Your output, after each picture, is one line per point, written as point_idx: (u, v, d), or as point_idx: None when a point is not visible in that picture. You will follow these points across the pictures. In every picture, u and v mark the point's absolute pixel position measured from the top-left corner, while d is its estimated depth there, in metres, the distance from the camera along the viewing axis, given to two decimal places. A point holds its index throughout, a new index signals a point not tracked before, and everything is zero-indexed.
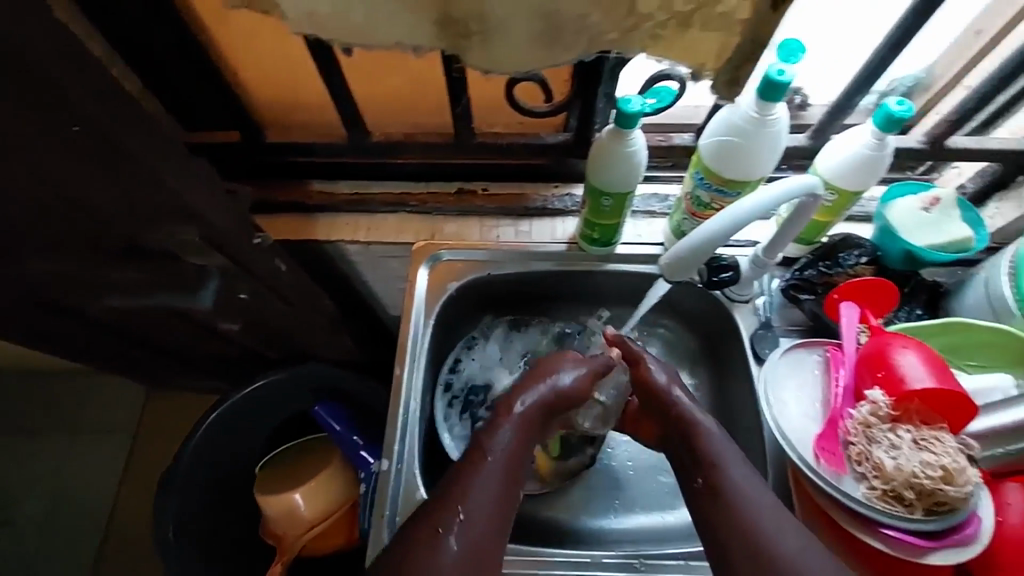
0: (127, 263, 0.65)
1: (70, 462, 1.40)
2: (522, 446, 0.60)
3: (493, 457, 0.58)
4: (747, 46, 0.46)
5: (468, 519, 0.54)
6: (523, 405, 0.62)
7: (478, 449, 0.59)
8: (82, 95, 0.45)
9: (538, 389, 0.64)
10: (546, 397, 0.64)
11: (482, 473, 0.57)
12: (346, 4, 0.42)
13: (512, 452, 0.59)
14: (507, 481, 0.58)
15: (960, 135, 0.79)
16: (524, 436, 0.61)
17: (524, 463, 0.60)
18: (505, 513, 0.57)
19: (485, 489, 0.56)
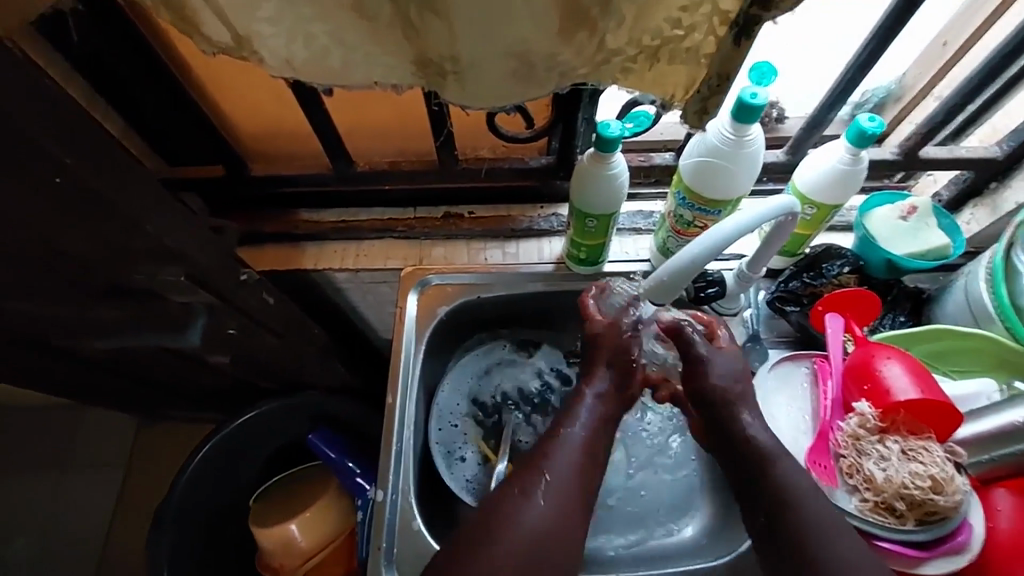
0: (113, 303, 0.64)
1: (61, 499, 1.37)
2: (603, 419, 0.59)
3: (573, 428, 0.58)
4: (713, 80, 0.47)
5: (552, 484, 0.54)
6: (599, 383, 0.61)
7: (563, 420, 0.59)
8: (59, 145, 0.46)
9: (608, 368, 0.62)
10: (615, 379, 0.62)
11: (565, 442, 0.57)
12: (324, 50, 0.43)
13: (597, 429, 0.59)
14: (590, 451, 0.57)
15: (932, 146, 0.81)
16: (607, 411, 0.60)
17: (604, 442, 0.59)
18: (588, 484, 0.57)
19: (571, 458, 0.56)
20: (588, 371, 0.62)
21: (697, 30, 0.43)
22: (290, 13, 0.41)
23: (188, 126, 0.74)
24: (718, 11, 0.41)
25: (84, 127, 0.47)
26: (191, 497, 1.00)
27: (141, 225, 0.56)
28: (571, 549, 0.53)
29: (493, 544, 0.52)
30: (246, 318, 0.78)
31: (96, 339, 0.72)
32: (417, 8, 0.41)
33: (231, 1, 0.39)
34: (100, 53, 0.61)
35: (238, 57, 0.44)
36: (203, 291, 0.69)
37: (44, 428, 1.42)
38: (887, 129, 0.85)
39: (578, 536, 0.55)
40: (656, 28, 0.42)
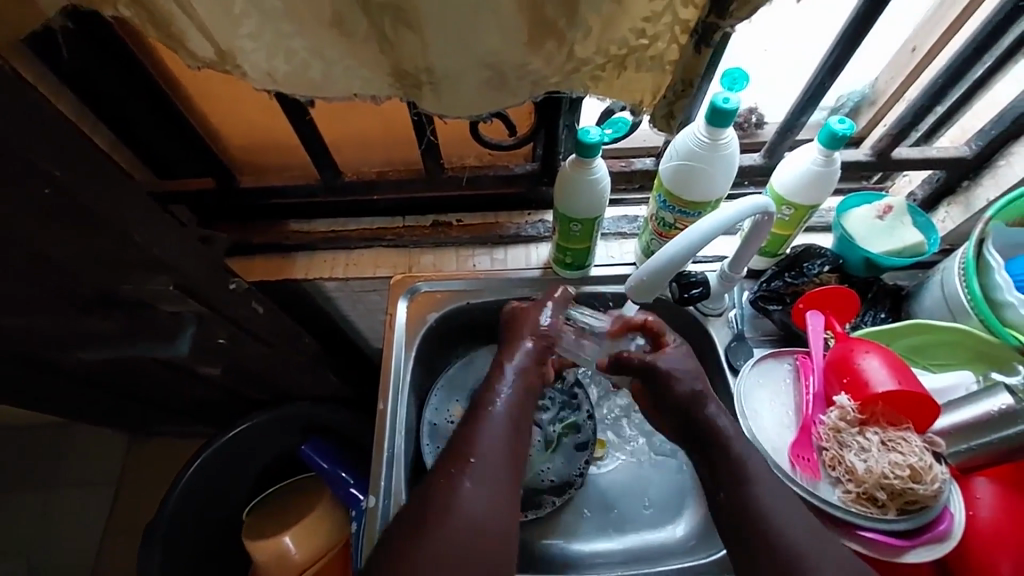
0: (100, 314, 0.65)
1: (52, 518, 1.36)
2: (524, 395, 0.64)
3: (497, 405, 0.62)
4: (679, 86, 0.51)
5: (479, 467, 0.57)
6: (516, 362, 0.66)
7: (487, 396, 0.63)
8: (47, 160, 0.47)
9: (530, 341, 0.68)
10: (533, 350, 0.67)
11: (490, 421, 0.61)
12: (305, 64, 0.45)
13: (517, 405, 0.63)
14: (514, 425, 0.61)
15: (905, 147, 0.83)
16: (527, 379, 0.65)
17: (527, 412, 0.64)
18: (516, 459, 0.60)
19: (496, 438, 0.59)
20: (508, 347, 0.68)
21: (661, 40, 0.45)
22: (271, 29, 0.42)
23: (177, 140, 0.76)
24: (679, 21, 0.43)
25: (70, 142, 0.49)
26: (183, 507, 1.00)
27: (131, 237, 0.57)
28: (503, 530, 0.56)
29: (426, 533, 0.54)
30: (235, 328, 0.79)
31: (86, 350, 0.72)
32: (392, 23, 0.42)
33: (213, 18, 0.41)
34: (87, 71, 0.63)
35: (221, 71, 0.45)
36: (191, 301, 0.69)
37: (35, 445, 1.41)
38: (862, 132, 0.88)
39: (512, 517, 0.57)
40: (622, 38, 0.44)
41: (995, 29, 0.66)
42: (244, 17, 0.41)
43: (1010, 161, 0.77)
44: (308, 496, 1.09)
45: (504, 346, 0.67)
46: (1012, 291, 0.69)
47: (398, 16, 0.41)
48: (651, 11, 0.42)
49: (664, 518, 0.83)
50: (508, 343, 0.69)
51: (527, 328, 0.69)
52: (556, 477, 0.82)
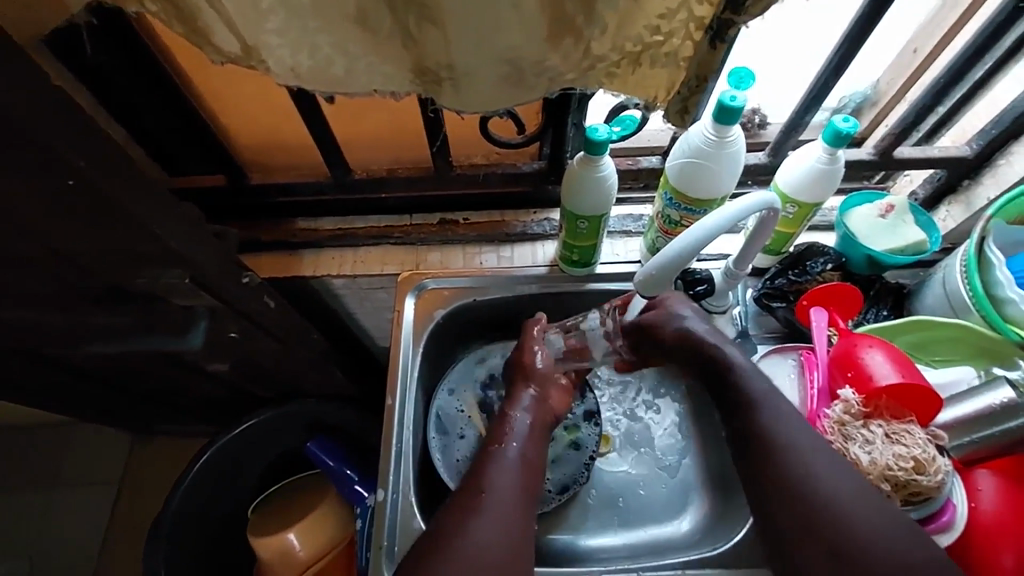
0: (115, 306, 0.66)
1: (55, 517, 1.36)
2: (530, 437, 0.69)
3: (507, 446, 0.66)
4: (693, 81, 0.52)
5: (492, 499, 0.60)
6: (519, 410, 0.71)
7: (496, 439, 0.67)
8: (72, 152, 0.48)
9: (530, 389, 0.74)
10: (536, 398, 0.73)
11: (501, 460, 0.64)
12: (326, 59, 0.46)
13: (525, 449, 0.67)
14: (525, 464, 0.65)
15: (907, 146, 0.84)
16: (534, 423, 0.70)
17: (536, 456, 0.67)
18: (526, 500, 0.62)
19: (508, 473, 0.63)
20: (513, 396, 0.73)
21: (676, 36, 0.46)
22: (296, 24, 0.43)
23: (190, 138, 0.76)
24: (694, 18, 0.44)
25: (93, 135, 0.49)
26: (190, 503, 1.00)
27: (150, 230, 0.58)
28: (521, 558, 0.57)
29: (444, 559, 0.55)
30: (248, 323, 0.80)
31: (100, 344, 0.73)
32: (415, 19, 0.43)
33: (240, 13, 0.42)
34: (105, 68, 0.64)
35: (245, 66, 0.46)
36: (206, 295, 0.70)
37: (38, 445, 1.42)
38: (864, 132, 0.89)
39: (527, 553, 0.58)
40: (638, 35, 0.45)
41: (995, 32, 0.68)
42: (271, 13, 0.42)
43: (1010, 160, 0.78)
44: (314, 493, 1.10)
45: (511, 395, 0.73)
46: (1012, 287, 0.70)
47: (420, 12, 0.42)
48: (667, 8, 0.44)
49: (667, 513, 0.84)
50: (511, 391, 0.75)
51: (531, 374, 0.75)
52: (557, 483, 0.82)
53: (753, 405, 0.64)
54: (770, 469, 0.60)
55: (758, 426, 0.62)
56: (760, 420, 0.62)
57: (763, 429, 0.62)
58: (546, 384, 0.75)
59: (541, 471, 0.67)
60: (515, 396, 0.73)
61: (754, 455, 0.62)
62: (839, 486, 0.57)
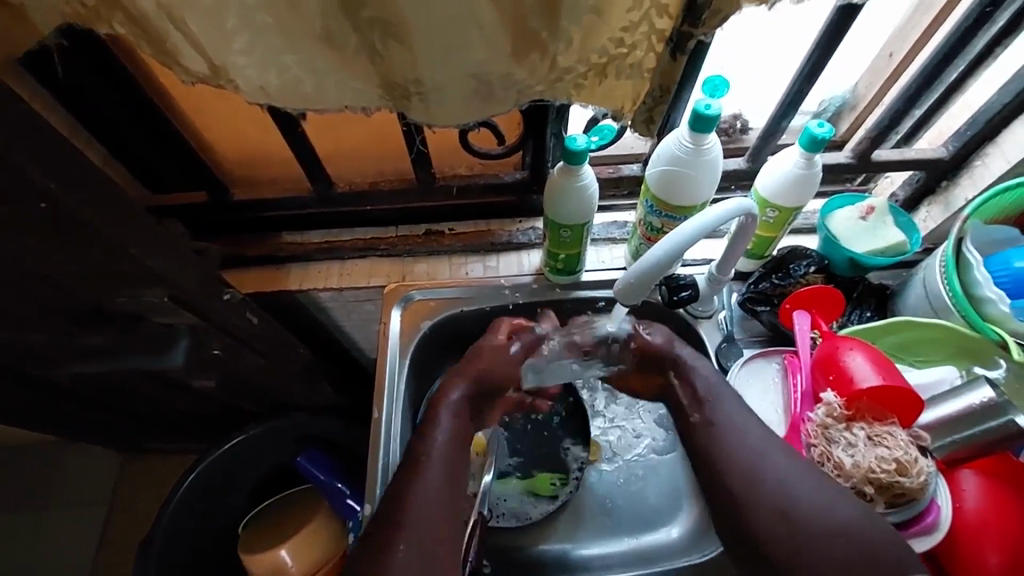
0: (95, 325, 0.65)
1: (45, 537, 1.34)
2: (458, 443, 0.65)
3: (432, 456, 0.63)
4: (657, 92, 0.54)
5: (415, 523, 0.58)
6: (451, 406, 0.67)
7: (423, 447, 0.64)
8: (44, 174, 0.48)
9: (465, 382, 0.70)
10: (470, 394, 0.69)
11: (426, 474, 0.61)
12: (295, 77, 0.46)
13: (450, 457, 0.64)
14: (449, 481, 0.62)
15: (885, 148, 0.85)
16: (460, 423, 0.67)
17: (462, 464, 0.65)
18: (449, 517, 0.60)
19: (431, 489, 0.60)
20: (447, 384, 0.69)
21: (639, 48, 0.46)
22: (263, 44, 0.43)
23: (170, 157, 0.77)
24: (655, 30, 0.45)
25: (66, 157, 0.50)
26: (179, 522, 0.99)
27: (126, 250, 0.58)
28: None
29: None
30: (230, 339, 0.79)
31: (80, 363, 0.73)
32: (381, 39, 0.44)
33: (207, 36, 0.42)
34: (82, 88, 0.64)
35: (215, 85, 0.46)
36: (186, 313, 0.70)
37: (29, 464, 1.41)
38: (844, 136, 0.90)
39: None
40: (602, 47, 0.46)
41: (963, 36, 0.69)
42: (237, 33, 0.42)
43: (985, 161, 0.79)
44: (305, 508, 1.09)
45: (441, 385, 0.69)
46: (990, 287, 0.72)
47: (386, 30, 0.43)
48: (628, 21, 0.44)
49: (661, 515, 0.84)
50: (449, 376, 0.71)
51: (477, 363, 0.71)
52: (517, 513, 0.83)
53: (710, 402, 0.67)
54: (727, 459, 0.62)
55: (716, 422, 0.65)
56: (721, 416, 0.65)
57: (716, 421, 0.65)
58: (488, 372, 0.71)
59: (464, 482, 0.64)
60: (445, 389, 0.69)
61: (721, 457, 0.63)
62: (798, 486, 0.58)
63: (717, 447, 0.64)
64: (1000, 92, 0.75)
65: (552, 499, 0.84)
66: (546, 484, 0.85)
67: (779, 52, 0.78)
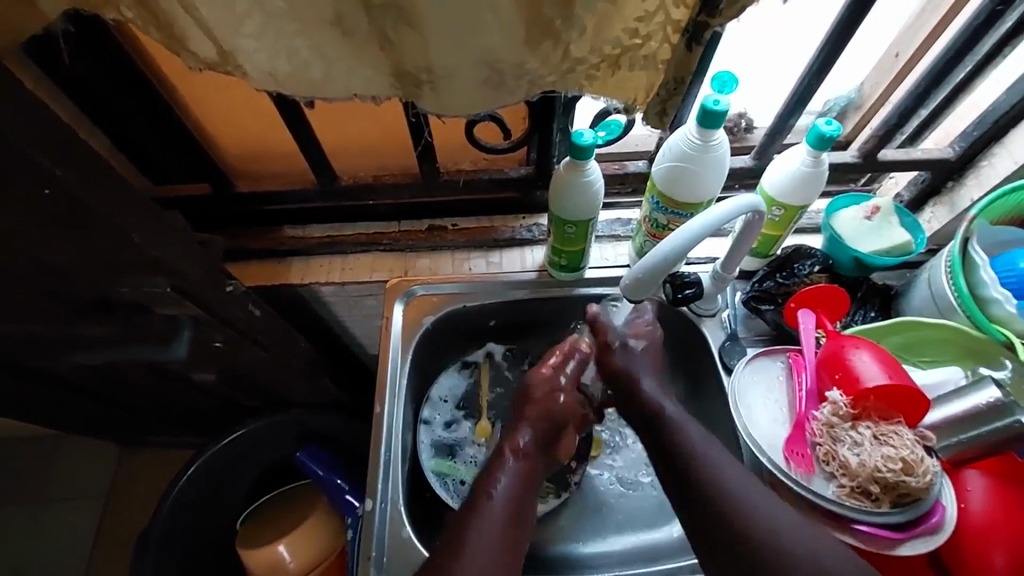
0: (97, 313, 0.65)
1: (41, 532, 1.33)
2: (526, 482, 0.65)
3: (493, 497, 0.62)
4: (671, 84, 0.53)
5: (467, 571, 0.56)
6: (523, 443, 0.66)
7: (484, 488, 0.63)
8: (48, 158, 0.47)
9: (533, 425, 0.68)
10: (536, 436, 0.67)
11: (486, 514, 0.60)
12: (305, 63, 0.45)
13: (515, 498, 0.63)
14: (510, 517, 0.61)
15: (890, 148, 0.85)
16: (527, 471, 0.65)
17: (524, 505, 0.63)
18: (509, 556, 0.59)
19: (492, 530, 0.59)
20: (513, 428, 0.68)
21: (654, 38, 0.46)
22: (273, 29, 0.43)
23: (173, 148, 0.76)
24: (671, 21, 0.45)
25: (71, 143, 0.49)
26: (177, 517, 0.99)
27: (131, 238, 0.57)
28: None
29: None
30: (233, 332, 0.79)
31: (80, 354, 0.72)
32: (393, 23, 0.43)
33: (215, 19, 0.41)
34: (86, 76, 0.63)
35: (222, 71, 0.46)
36: (189, 304, 0.69)
37: (27, 457, 1.40)
38: (849, 136, 0.89)
39: None
40: (616, 38, 0.45)
41: (973, 35, 0.69)
42: (246, 18, 0.42)
43: (991, 161, 0.79)
44: (304, 503, 1.09)
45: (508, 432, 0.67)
46: (996, 287, 0.71)
47: (398, 15, 0.42)
48: (644, 11, 0.44)
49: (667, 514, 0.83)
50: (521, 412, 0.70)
51: (537, 407, 0.69)
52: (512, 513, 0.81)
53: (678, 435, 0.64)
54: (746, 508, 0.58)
55: (725, 481, 0.60)
56: (717, 477, 0.60)
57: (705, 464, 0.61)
58: (548, 411, 0.69)
59: (530, 517, 0.63)
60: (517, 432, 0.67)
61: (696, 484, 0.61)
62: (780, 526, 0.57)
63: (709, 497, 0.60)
64: (1007, 93, 0.74)
65: (543, 502, 0.82)
66: None
67: (786, 51, 0.77)
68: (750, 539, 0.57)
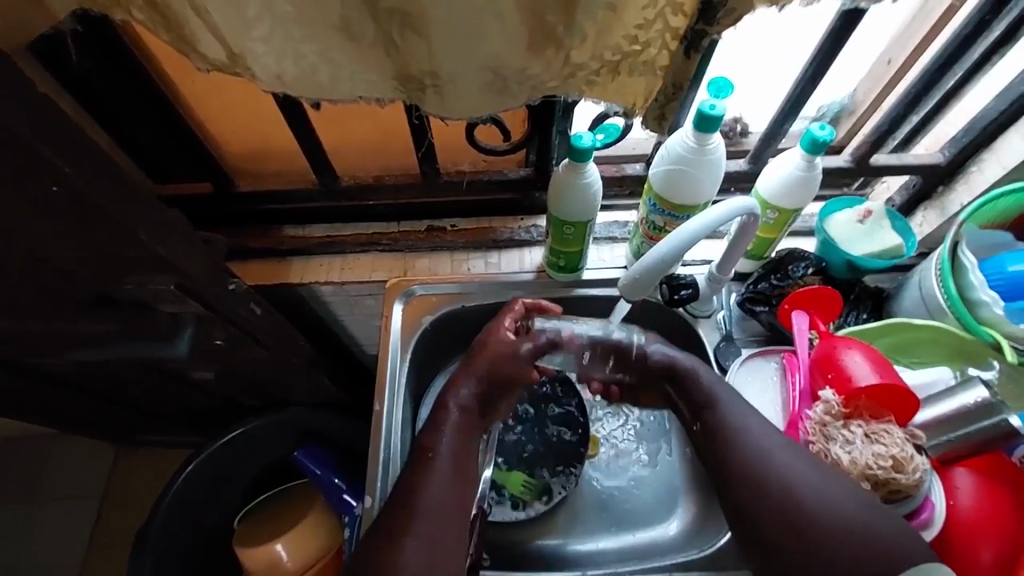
0: (98, 309, 0.65)
1: (35, 531, 1.33)
2: (465, 438, 0.66)
3: (439, 453, 0.63)
4: (669, 90, 0.54)
5: (425, 520, 0.58)
6: (457, 403, 0.67)
7: (430, 439, 0.65)
8: (58, 156, 0.48)
9: (475, 376, 0.69)
10: (480, 389, 0.69)
11: (435, 468, 0.62)
12: (313, 66, 0.47)
13: (457, 454, 0.64)
14: (456, 475, 0.63)
15: (883, 153, 0.87)
16: (467, 422, 0.67)
17: (470, 461, 0.65)
18: (459, 509, 0.61)
19: (439, 491, 0.61)
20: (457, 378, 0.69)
21: (653, 46, 0.47)
22: (282, 32, 0.44)
23: (176, 147, 0.77)
24: (669, 28, 0.46)
25: (79, 141, 0.50)
26: (173, 516, 0.99)
27: (136, 236, 0.58)
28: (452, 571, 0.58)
29: None
30: (233, 330, 0.79)
31: (81, 351, 0.73)
32: (400, 29, 0.44)
33: (227, 24, 0.42)
34: (92, 76, 0.64)
35: (231, 72, 0.47)
36: (191, 302, 0.70)
37: (23, 458, 1.40)
38: (842, 141, 0.91)
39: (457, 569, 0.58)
40: (616, 45, 0.46)
41: (963, 42, 0.70)
42: (257, 21, 0.43)
43: (981, 167, 0.81)
44: (301, 502, 1.09)
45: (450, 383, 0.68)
46: (985, 290, 0.73)
47: (405, 21, 0.43)
48: (643, 18, 0.45)
49: (664, 481, 0.87)
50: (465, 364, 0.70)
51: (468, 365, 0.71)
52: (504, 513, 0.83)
53: (708, 403, 0.65)
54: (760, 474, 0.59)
55: (758, 448, 0.60)
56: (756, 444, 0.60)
57: (739, 428, 0.62)
58: (481, 370, 0.69)
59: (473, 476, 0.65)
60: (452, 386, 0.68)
61: (716, 453, 0.62)
62: (802, 485, 0.57)
63: (735, 454, 0.61)
64: (996, 99, 0.76)
65: (534, 502, 0.83)
66: (518, 483, 0.84)
67: (780, 59, 0.79)
68: (766, 514, 0.57)
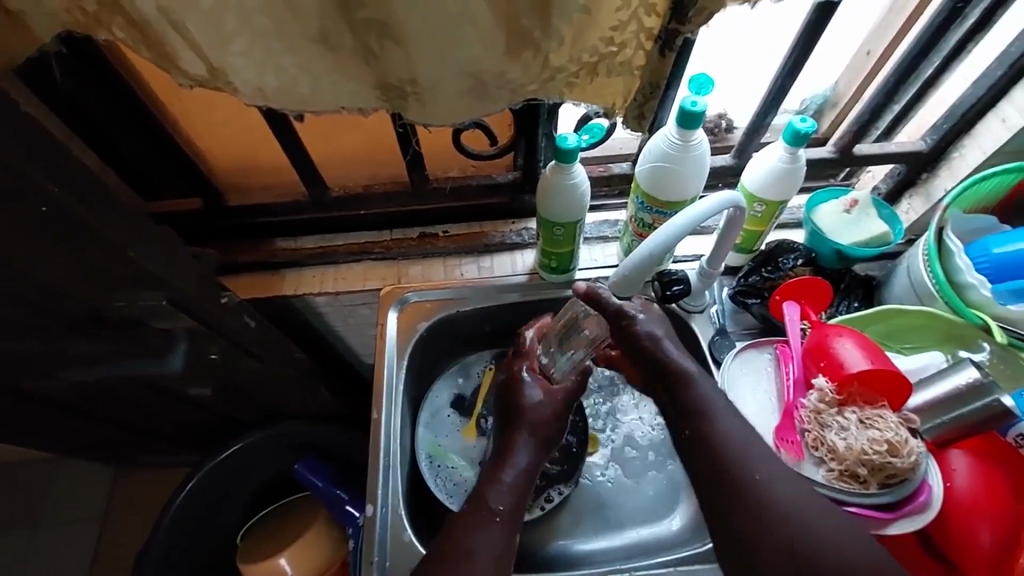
0: (90, 330, 0.65)
1: (36, 557, 1.32)
2: (522, 493, 0.64)
3: (495, 506, 0.62)
4: (647, 88, 0.55)
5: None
6: (521, 457, 0.66)
7: (486, 491, 0.64)
8: (45, 176, 0.49)
9: (528, 436, 0.68)
10: (532, 444, 0.68)
11: (486, 527, 0.60)
12: (294, 80, 0.47)
13: (510, 506, 0.63)
14: (511, 525, 0.62)
15: (866, 143, 0.88)
16: (523, 485, 0.65)
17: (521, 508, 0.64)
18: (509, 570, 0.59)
19: (484, 547, 0.59)
20: (510, 445, 0.67)
21: (629, 46, 0.48)
22: (261, 46, 0.44)
23: (165, 164, 0.77)
24: (644, 29, 0.47)
25: (67, 162, 0.51)
26: (174, 533, 0.98)
27: (124, 251, 0.59)
28: None
29: None
30: (227, 343, 0.80)
31: (77, 371, 0.73)
32: (378, 39, 0.45)
33: (206, 39, 0.43)
34: (77, 97, 0.65)
35: (213, 87, 0.47)
36: (184, 317, 0.71)
37: (22, 483, 1.39)
38: (826, 133, 0.92)
39: None
40: (593, 46, 0.47)
41: (937, 31, 0.71)
42: (235, 36, 0.43)
43: (962, 152, 0.82)
44: (302, 515, 1.09)
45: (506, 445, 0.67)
46: (971, 273, 0.74)
47: (383, 31, 0.44)
48: (617, 20, 0.46)
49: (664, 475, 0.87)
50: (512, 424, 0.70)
51: (531, 419, 0.69)
52: None
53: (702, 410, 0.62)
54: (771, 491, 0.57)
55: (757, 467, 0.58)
56: (767, 485, 0.57)
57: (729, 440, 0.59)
58: (545, 428, 0.69)
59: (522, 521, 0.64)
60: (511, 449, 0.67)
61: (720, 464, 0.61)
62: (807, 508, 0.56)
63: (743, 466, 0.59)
64: (974, 86, 0.77)
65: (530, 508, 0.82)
66: None
67: (761, 54, 0.79)
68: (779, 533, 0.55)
